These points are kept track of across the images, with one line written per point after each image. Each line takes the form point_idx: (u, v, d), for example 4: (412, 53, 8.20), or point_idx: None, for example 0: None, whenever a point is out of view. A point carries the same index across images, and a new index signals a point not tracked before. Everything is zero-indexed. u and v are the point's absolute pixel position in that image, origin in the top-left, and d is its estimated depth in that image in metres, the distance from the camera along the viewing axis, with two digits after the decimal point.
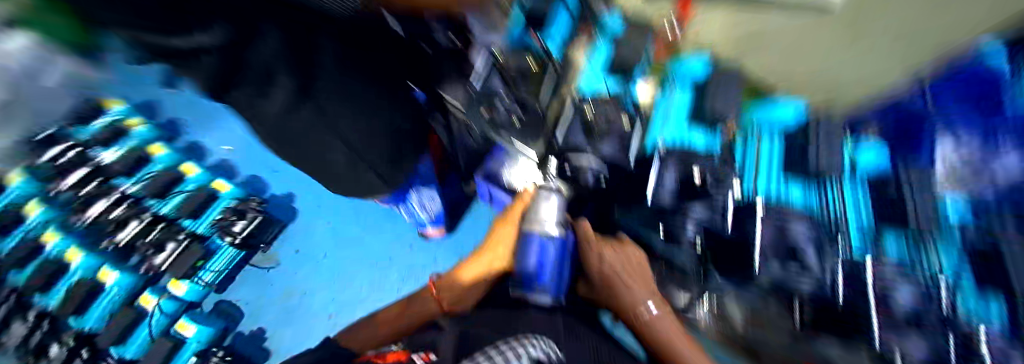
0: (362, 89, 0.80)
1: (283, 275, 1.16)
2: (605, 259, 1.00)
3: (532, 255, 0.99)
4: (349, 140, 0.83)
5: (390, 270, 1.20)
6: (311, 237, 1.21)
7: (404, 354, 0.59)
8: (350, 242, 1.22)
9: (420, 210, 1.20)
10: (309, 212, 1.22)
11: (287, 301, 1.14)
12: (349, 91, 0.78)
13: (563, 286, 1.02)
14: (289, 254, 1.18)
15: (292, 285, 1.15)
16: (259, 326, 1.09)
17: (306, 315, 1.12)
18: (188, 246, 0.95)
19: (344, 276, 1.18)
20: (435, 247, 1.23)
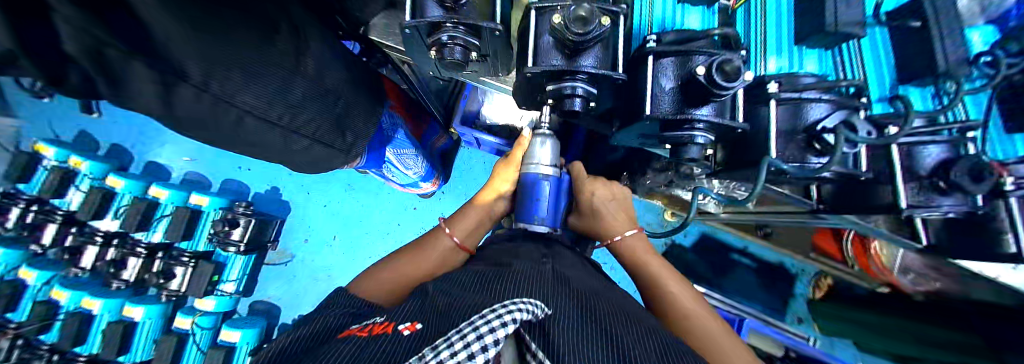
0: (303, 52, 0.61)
1: (313, 230, 1.56)
2: (596, 196, 0.92)
3: (530, 191, 0.89)
4: (258, 114, 0.55)
5: (403, 211, 1.56)
6: (339, 200, 1.59)
7: (386, 326, 0.50)
8: (365, 202, 1.57)
9: (405, 164, 1.16)
10: (333, 184, 1.57)
11: (324, 244, 1.55)
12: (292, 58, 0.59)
13: (557, 220, 0.93)
14: (329, 213, 1.58)
15: (323, 235, 1.56)
16: (282, 266, 1.52)
17: (325, 250, 1.54)
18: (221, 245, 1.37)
19: (358, 224, 1.56)
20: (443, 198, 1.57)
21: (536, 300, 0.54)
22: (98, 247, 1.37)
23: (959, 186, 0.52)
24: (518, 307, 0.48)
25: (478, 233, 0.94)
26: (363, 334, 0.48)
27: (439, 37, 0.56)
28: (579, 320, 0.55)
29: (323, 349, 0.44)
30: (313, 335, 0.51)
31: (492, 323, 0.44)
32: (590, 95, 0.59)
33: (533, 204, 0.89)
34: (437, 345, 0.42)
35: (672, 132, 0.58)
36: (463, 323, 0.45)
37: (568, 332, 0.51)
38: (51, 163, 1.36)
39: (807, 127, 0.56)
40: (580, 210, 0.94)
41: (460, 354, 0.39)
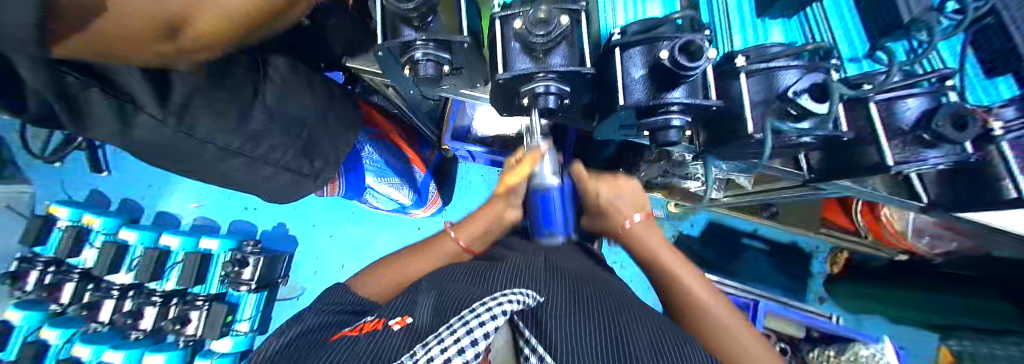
0: (302, 86, 0.73)
1: (321, 257, 1.58)
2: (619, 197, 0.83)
3: (537, 205, 0.84)
4: (216, 141, 0.63)
5: (406, 232, 1.58)
6: (342, 230, 1.59)
7: (377, 322, 0.53)
8: (367, 229, 1.59)
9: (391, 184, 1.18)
10: (339, 211, 1.60)
11: (335, 272, 1.56)
12: (296, 88, 0.71)
13: (569, 224, 0.92)
14: (331, 240, 1.59)
15: (328, 263, 1.57)
16: (298, 297, 1.54)
17: (338, 277, 1.55)
18: (245, 287, 1.40)
19: (365, 250, 1.57)
20: (448, 216, 1.60)
21: (528, 289, 0.58)
22: (114, 301, 1.40)
23: (946, 138, 0.52)
24: (508, 298, 0.52)
25: (484, 238, 0.93)
26: (355, 332, 0.51)
27: (412, 55, 0.58)
28: (571, 303, 0.57)
29: (320, 350, 0.47)
30: (311, 330, 0.54)
31: (481, 317, 0.47)
32: (563, 92, 0.60)
33: (544, 217, 0.86)
34: (428, 341, 0.45)
35: (647, 118, 0.59)
36: (454, 318, 0.48)
37: (561, 316, 0.53)
38: (66, 224, 1.42)
39: (777, 95, 0.56)
40: (589, 211, 0.90)
41: (451, 349, 0.43)
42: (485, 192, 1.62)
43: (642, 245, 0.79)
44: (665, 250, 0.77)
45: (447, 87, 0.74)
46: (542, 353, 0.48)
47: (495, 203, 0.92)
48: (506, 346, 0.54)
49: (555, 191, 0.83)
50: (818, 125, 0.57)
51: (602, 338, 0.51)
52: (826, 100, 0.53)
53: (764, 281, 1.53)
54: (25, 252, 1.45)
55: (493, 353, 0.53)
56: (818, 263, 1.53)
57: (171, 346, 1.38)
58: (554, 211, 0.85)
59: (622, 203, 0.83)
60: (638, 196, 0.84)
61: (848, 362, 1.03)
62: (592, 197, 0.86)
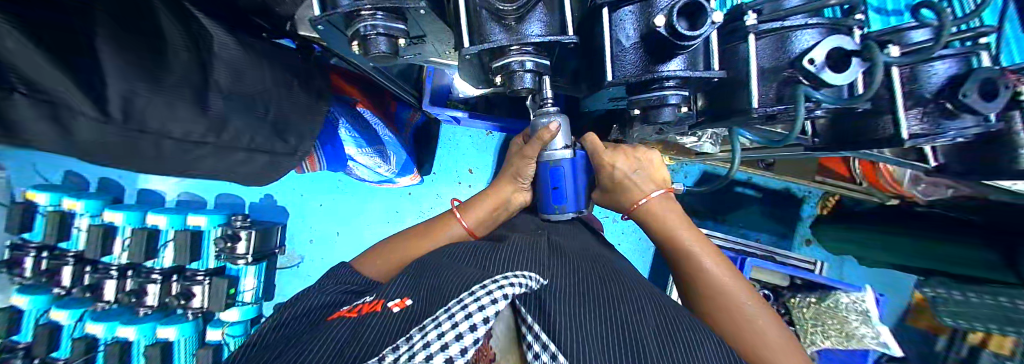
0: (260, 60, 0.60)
1: (314, 227, 1.58)
2: (627, 172, 0.80)
3: (547, 179, 0.85)
4: (174, 135, 0.51)
5: (396, 197, 1.57)
6: (331, 199, 1.57)
7: (377, 303, 0.52)
8: (357, 196, 1.57)
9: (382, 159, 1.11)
10: (326, 179, 1.56)
11: (331, 240, 1.57)
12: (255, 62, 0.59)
13: (584, 200, 0.87)
14: (322, 210, 1.58)
15: (321, 232, 1.58)
16: (298, 266, 1.58)
17: (333, 245, 1.57)
18: (243, 260, 1.42)
19: (357, 217, 1.57)
20: (438, 180, 1.57)
21: (530, 272, 0.55)
22: (116, 280, 1.42)
23: (968, 109, 0.46)
24: (511, 282, 0.49)
25: (491, 222, 0.91)
26: (353, 313, 0.51)
27: (360, 29, 0.49)
28: (575, 290, 0.56)
29: (314, 332, 0.47)
30: (300, 319, 0.54)
31: (482, 301, 0.44)
32: (543, 68, 0.52)
33: (554, 192, 0.85)
34: (425, 325, 0.43)
35: (640, 94, 0.52)
36: (451, 303, 0.45)
37: (563, 303, 0.52)
38: (46, 209, 1.39)
39: (790, 66, 0.48)
40: (602, 186, 0.86)
41: (449, 334, 0.40)
42: (474, 153, 1.57)
43: (659, 222, 0.78)
44: (682, 227, 0.76)
45: (409, 57, 0.66)
46: (544, 339, 0.45)
47: (503, 190, 0.90)
48: (508, 334, 0.50)
49: (564, 163, 0.83)
50: (834, 93, 0.49)
51: (607, 329, 0.50)
52: (845, 69, 0.46)
53: (754, 229, 1.56)
54: (15, 239, 1.44)
55: (495, 341, 0.49)
56: (809, 208, 1.54)
57: (182, 317, 1.44)
58: (565, 183, 0.85)
59: (637, 179, 0.81)
60: (657, 173, 0.82)
61: (826, 308, 1.09)
62: (606, 172, 0.82)
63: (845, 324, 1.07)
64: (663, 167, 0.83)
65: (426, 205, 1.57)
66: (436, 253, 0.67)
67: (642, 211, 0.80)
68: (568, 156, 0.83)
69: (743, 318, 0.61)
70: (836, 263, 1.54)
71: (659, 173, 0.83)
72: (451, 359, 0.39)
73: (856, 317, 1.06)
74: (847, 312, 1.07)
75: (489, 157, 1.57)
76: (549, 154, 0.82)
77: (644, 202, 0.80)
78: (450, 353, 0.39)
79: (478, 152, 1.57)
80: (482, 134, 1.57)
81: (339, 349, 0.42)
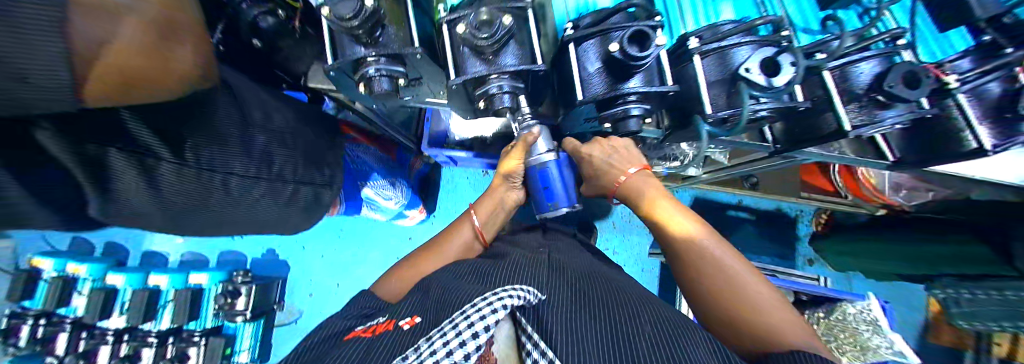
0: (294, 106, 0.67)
1: (315, 277, 1.58)
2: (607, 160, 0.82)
3: (537, 181, 0.89)
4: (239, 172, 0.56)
5: (397, 243, 1.59)
6: (333, 248, 1.59)
7: (388, 323, 0.55)
8: (359, 244, 1.59)
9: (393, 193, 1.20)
10: (328, 230, 1.59)
11: (331, 290, 1.56)
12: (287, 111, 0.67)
13: (574, 195, 0.92)
14: (324, 260, 1.59)
15: (322, 282, 1.57)
16: (297, 320, 1.54)
17: (334, 296, 1.56)
18: (246, 316, 1.39)
19: (360, 265, 1.58)
20: (439, 223, 1.61)
21: (529, 285, 0.57)
22: (108, 347, 1.37)
23: (900, 99, 0.52)
24: (508, 293, 0.51)
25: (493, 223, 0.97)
26: (367, 334, 0.53)
27: (364, 72, 0.58)
28: (574, 301, 0.57)
29: (333, 350, 0.49)
30: (320, 342, 0.54)
31: (483, 311, 0.47)
32: (519, 90, 0.60)
33: (545, 191, 0.90)
34: (432, 334, 0.46)
35: (608, 111, 0.60)
36: (454, 313, 0.48)
37: (560, 313, 0.53)
38: (51, 275, 1.40)
39: (729, 76, 0.56)
40: (586, 173, 0.89)
41: (452, 342, 0.43)
42: (473, 194, 1.63)
43: (648, 204, 0.77)
44: (663, 202, 0.76)
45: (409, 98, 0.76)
46: (542, 347, 0.47)
47: (500, 191, 0.97)
48: (511, 343, 0.51)
49: (550, 164, 0.86)
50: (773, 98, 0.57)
51: (602, 330, 0.51)
52: (777, 76, 0.54)
53: (754, 251, 1.56)
54: (13, 309, 1.42)
55: (496, 348, 0.50)
56: (804, 226, 1.57)
57: None
58: (556, 183, 0.89)
59: (614, 162, 0.83)
60: (630, 155, 0.82)
61: (834, 321, 1.08)
62: (587, 163, 0.86)
63: (857, 337, 1.04)
64: (634, 147, 0.83)
65: None
66: (438, 273, 0.69)
67: (624, 189, 0.82)
68: (552, 158, 0.86)
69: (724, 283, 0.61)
70: (842, 279, 1.52)
71: (632, 154, 0.83)
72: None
73: (866, 327, 1.04)
74: (856, 323, 1.05)
75: None
76: (535, 160, 0.86)
77: (623, 179, 0.82)
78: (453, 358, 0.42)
79: (477, 192, 1.63)
80: (479, 175, 1.64)
81: (354, 358, 0.45)
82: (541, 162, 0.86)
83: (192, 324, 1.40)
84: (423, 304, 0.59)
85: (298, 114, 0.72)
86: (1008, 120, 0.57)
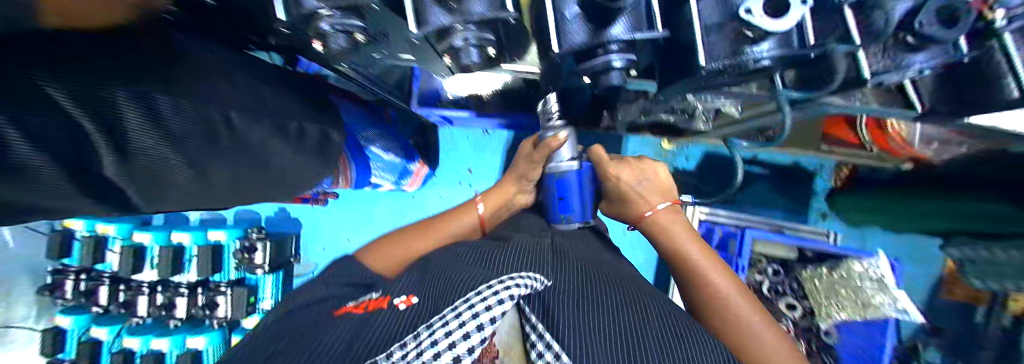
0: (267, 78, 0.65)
1: (325, 234, 1.65)
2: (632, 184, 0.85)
3: (554, 189, 0.90)
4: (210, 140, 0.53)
5: (401, 202, 1.62)
6: (340, 208, 1.64)
7: (383, 300, 0.53)
8: (365, 204, 1.63)
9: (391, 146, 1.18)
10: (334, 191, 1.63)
11: (340, 247, 1.64)
12: (256, 79, 0.64)
13: (590, 210, 0.91)
14: (332, 218, 1.65)
15: (332, 239, 1.65)
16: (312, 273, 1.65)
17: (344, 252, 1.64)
18: (263, 268, 1.49)
19: (366, 224, 1.63)
20: (440, 183, 1.61)
21: (536, 273, 0.58)
22: (148, 295, 1.54)
23: (928, 38, 0.45)
24: (516, 283, 0.52)
25: (495, 218, 0.95)
26: (360, 309, 0.52)
27: (320, 28, 0.52)
28: (581, 291, 0.56)
29: (324, 325, 0.48)
30: (303, 312, 0.54)
31: (488, 303, 0.47)
32: (487, 41, 0.53)
33: (561, 201, 0.89)
34: (433, 322, 0.46)
35: (589, 64, 0.54)
36: (460, 300, 0.49)
37: (567, 304, 0.53)
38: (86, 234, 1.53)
39: (726, 19, 0.48)
40: (610, 197, 0.91)
41: (457, 333, 0.44)
42: (473, 153, 1.60)
43: (664, 234, 0.80)
44: (688, 236, 0.77)
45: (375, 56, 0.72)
46: (548, 340, 0.48)
47: (507, 192, 0.96)
48: (515, 335, 0.52)
49: (572, 174, 0.89)
50: (782, 42, 0.48)
51: (608, 324, 0.51)
52: (786, 14, 0.44)
53: (764, 208, 1.49)
54: (56, 265, 1.59)
55: (498, 340, 0.51)
56: (822, 182, 1.47)
57: (207, 327, 1.53)
58: (573, 192, 0.89)
59: (642, 191, 0.85)
60: (664, 186, 0.86)
61: (839, 279, 1.07)
62: (611, 182, 0.87)
63: (858, 294, 1.04)
64: (669, 179, 0.88)
65: (430, 208, 1.61)
66: None
67: (648, 222, 0.83)
68: (574, 168, 0.89)
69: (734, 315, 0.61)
70: (855, 237, 1.46)
71: (665, 184, 0.87)
72: (458, 357, 0.43)
73: (870, 285, 1.02)
74: (860, 281, 1.03)
75: (489, 156, 1.60)
76: (555, 167, 0.89)
77: (649, 214, 0.83)
78: (457, 352, 0.43)
79: (478, 151, 1.60)
80: (478, 133, 1.60)
81: (345, 342, 0.44)
82: (563, 171, 0.89)
83: (217, 277, 1.53)
84: (420, 284, 0.58)
85: (267, 75, 0.69)
86: None
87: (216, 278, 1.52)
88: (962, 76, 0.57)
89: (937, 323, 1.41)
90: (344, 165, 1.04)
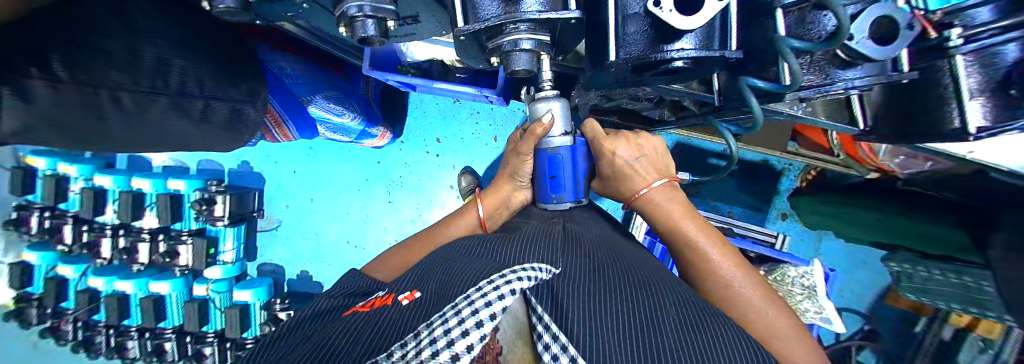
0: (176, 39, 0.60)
1: (288, 192, 1.64)
2: (622, 162, 0.69)
3: (543, 167, 0.74)
4: None
5: (365, 167, 1.59)
6: (305, 169, 1.62)
7: (388, 297, 0.47)
8: (330, 165, 1.61)
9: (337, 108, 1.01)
10: (299, 150, 1.60)
11: (300, 207, 1.64)
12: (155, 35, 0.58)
13: (583, 189, 0.77)
14: (294, 176, 1.63)
15: (296, 196, 1.64)
16: (272, 228, 1.65)
17: (309, 212, 1.63)
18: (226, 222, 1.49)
19: (331, 185, 1.62)
20: (407, 152, 1.57)
21: (541, 263, 0.50)
22: (110, 238, 1.57)
23: (862, 56, 0.42)
24: (518, 276, 0.43)
25: (499, 216, 0.81)
26: (366, 307, 0.46)
27: None
28: (592, 275, 0.49)
29: (326, 328, 0.43)
30: (306, 323, 0.48)
31: (488, 296, 0.39)
32: (388, 14, 0.47)
33: (551, 181, 0.74)
34: (433, 320, 0.38)
35: (496, 43, 0.49)
36: (459, 297, 0.40)
37: (577, 297, 0.44)
38: (46, 173, 1.54)
39: (645, 10, 0.43)
40: (602, 174, 0.75)
41: (454, 329, 0.35)
42: (444, 119, 1.55)
43: (662, 215, 0.67)
44: (688, 216, 0.66)
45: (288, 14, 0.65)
46: (554, 330, 0.38)
47: (505, 186, 0.80)
48: (519, 324, 0.42)
49: (565, 151, 0.71)
50: (703, 43, 0.42)
51: (618, 316, 0.42)
52: (699, 11, 0.38)
53: (726, 202, 1.48)
54: (19, 200, 1.61)
55: (501, 335, 0.40)
56: (788, 181, 1.45)
57: (170, 273, 1.56)
58: (565, 170, 0.73)
59: (640, 166, 0.70)
60: (661, 160, 0.72)
61: (773, 281, 1.09)
62: (606, 160, 0.71)
63: (790, 298, 1.06)
64: (665, 153, 0.73)
65: (395, 176, 1.59)
66: None
67: (642, 203, 0.70)
68: (567, 144, 0.71)
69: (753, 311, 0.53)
70: (811, 239, 1.47)
71: (660, 159, 0.72)
72: (456, 356, 0.33)
73: (801, 291, 1.06)
74: (792, 286, 1.05)
75: (458, 127, 1.55)
76: (545, 142, 0.71)
77: (644, 192, 0.69)
78: (456, 350, 0.33)
79: (450, 119, 1.55)
80: (449, 101, 1.54)
81: (349, 339, 0.39)
82: (557, 147, 0.71)
83: (178, 225, 1.53)
84: (430, 270, 0.51)
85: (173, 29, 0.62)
86: (1010, 99, 0.47)
87: (175, 227, 1.53)
88: (909, 97, 0.56)
89: (873, 325, 1.47)
90: (278, 124, 0.93)
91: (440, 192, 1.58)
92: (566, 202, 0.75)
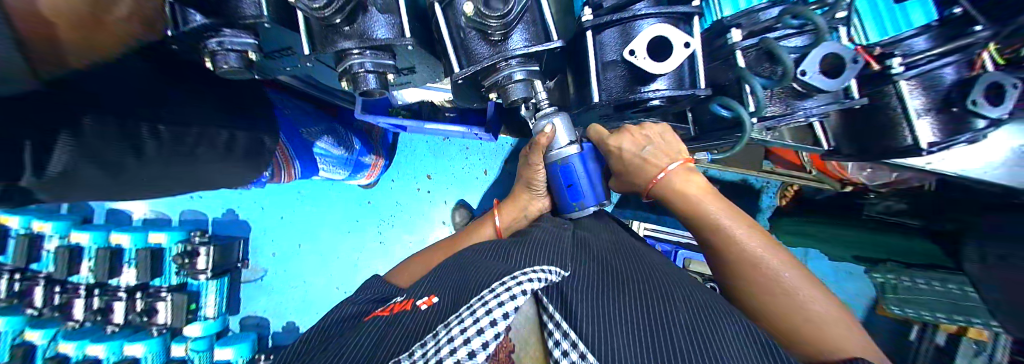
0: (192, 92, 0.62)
1: (274, 237, 1.60)
2: (631, 151, 0.64)
3: (557, 177, 0.69)
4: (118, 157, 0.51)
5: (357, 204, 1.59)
6: (292, 213, 1.59)
7: (406, 302, 0.48)
8: (319, 207, 1.59)
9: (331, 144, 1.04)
10: (286, 193, 1.59)
11: (286, 253, 1.59)
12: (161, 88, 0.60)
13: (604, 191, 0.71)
14: (280, 221, 1.60)
15: (282, 241, 1.59)
16: (256, 277, 1.59)
17: (296, 257, 1.59)
18: (208, 275, 1.43)
19: (320, 227, 1.59)
20: (399, 189, 1.58)
21: (550, 266, 0.49)
22: (84, 299, 1.48)
23: (815, 88, 0.48)
24: (529, 277, 0.44)
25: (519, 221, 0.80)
26: (385, 313, 0.47)
27: (208, 45, 0.49)
28: (603, 279, 0.50)
29: (348, 333, 0.43)
30: (334, 322, 0.50)
31: (502, 297, 0.40)
32: (387, 69, 0.51)
33: (568, 190, 0.69)
34: (450, 320, 0.39)
35: (490, 80, 0.53)
36: (473, 298, 0.41)
37: (586, 296, 0.45)
38: (20, 233, 1.48)
39: (621, 57, 0.47)
40: (615, 171, 0.70)
41: (470, 328, 0.36)
42: (433, 154, 1.58)
43: (682, 200, 0.62)
44: (712, 198, 0.60)
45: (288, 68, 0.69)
46: (566, 328, 0.39)
47: (524, 196, 0.79)
48: (531, 325, 0.42)
49: (575, 157, 0.67)
50: (676, 83, 0.47)
51: (633, 322, 0.42)
52: (668, 58, 0.43)
53: None
54: None
55: (514, 332, 0.41)
56: None
57: (147, 333, 1.48)
58: (580, 174, 0.68)
59: (649, 155, 0.64)
60: (672, 145, 0.65)
61: None
62: (615, 157, 0.66)
63: None
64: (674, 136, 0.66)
65: (388, 214, 1.58)
66: None
67: (662, 188, 0.64)
68: (574, 151, 0.66)
69: (788, 301, 0.49)
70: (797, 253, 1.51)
71: (673, 144, 0.65)
72: (472, 353, 0.35)
73: None
74: None
75: (448, 162, 1.58)
76: (554, 154, 0.67)
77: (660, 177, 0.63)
78: (472, 346, 0.35)
79: (440, 155, 1.58)
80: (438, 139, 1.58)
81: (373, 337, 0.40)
82: (566, 157, 0.66)
83: (158, 281, 1.46)
84: (439, 283, 0.52)
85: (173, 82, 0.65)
86: (954, 115, 0.57)
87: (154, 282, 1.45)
88: (861, 119, 0.63)
89: None
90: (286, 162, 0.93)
91: (433, 228, 1.57)
92: (589, 206, 0.70)
